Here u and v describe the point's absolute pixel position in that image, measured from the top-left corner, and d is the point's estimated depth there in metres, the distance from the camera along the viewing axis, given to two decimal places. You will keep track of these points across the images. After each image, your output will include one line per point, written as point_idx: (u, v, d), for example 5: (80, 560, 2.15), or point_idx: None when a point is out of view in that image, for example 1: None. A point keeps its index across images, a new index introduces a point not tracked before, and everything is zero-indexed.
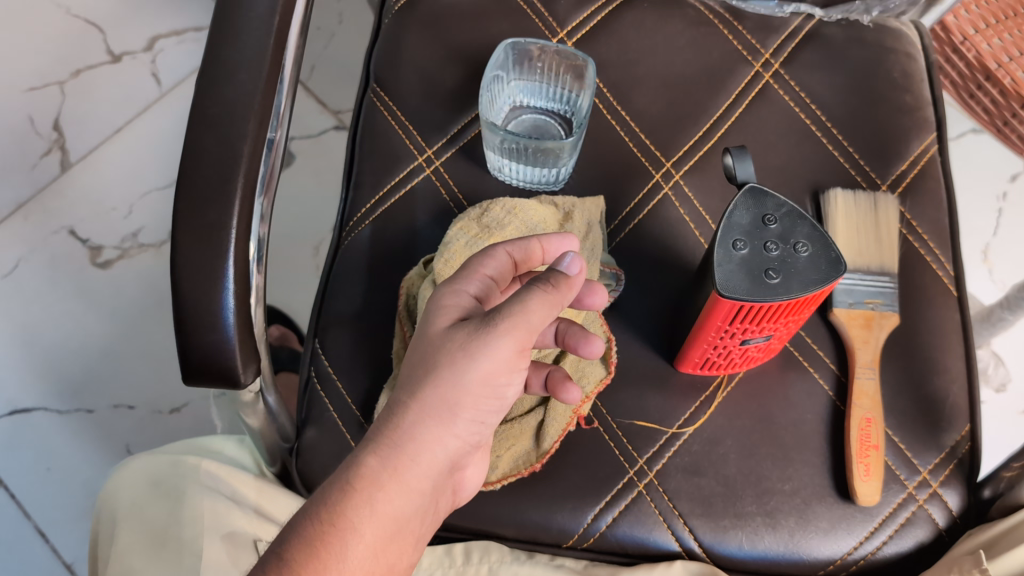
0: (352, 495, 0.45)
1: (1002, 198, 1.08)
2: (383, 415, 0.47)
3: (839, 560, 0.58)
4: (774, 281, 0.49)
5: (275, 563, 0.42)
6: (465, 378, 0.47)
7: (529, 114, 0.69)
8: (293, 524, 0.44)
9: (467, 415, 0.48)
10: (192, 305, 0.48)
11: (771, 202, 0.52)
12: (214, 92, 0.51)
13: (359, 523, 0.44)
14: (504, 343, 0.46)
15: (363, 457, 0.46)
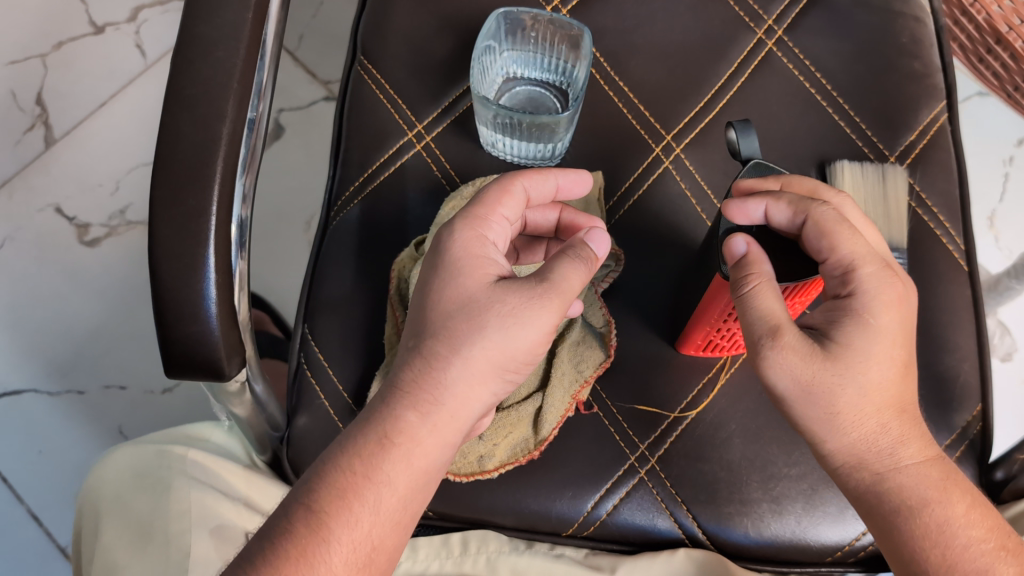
0: (390, 450, 0.44)
1: (1008, 163, 1.05)
2: (421, 362, 0.46)
3: (847, 547, 0.56)
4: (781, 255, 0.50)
5: (309, 514, 0.43)
6: (517, 343, 0.46)
7: (522, 86, 0.66)
8: (328, 472, 0.44)
9: (508, 374, 0.47)
10: (172, 296, 0.46)
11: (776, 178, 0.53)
12: (191, 71, 0.48)
13: (394, 477, 0.44)
14: (549, 316, 0.46)
15: (401, 409, 0.45)
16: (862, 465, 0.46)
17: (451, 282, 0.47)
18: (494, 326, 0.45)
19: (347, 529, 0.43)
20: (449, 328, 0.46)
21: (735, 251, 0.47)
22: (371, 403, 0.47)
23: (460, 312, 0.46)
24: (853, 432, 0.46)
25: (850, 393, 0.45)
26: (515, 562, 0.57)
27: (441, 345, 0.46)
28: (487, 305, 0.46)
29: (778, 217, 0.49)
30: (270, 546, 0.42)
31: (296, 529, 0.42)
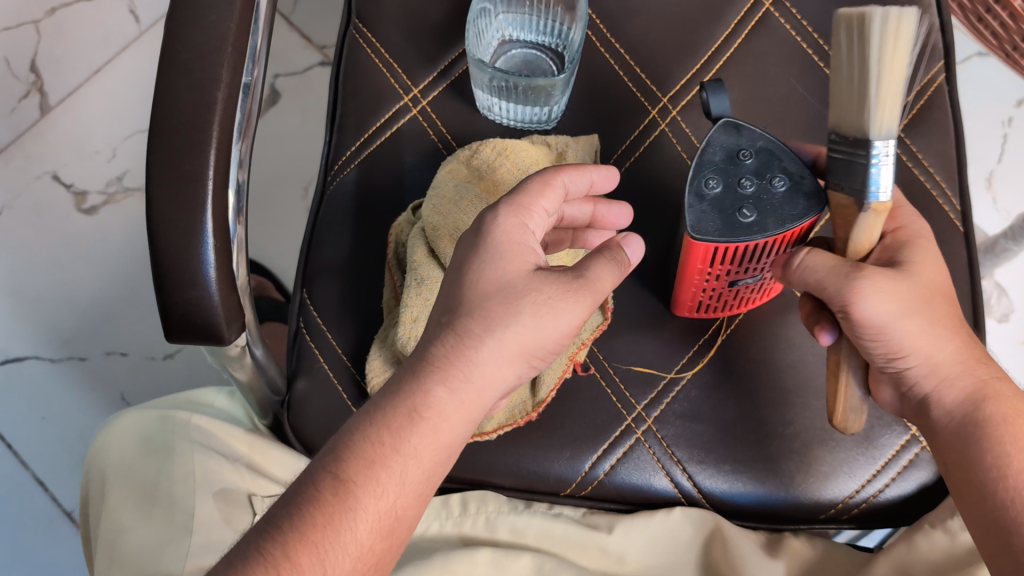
0: (418, 423, 0.43)
1: (1007, 123, 1.04)
2: (454, 340, 0.45)
3: (843, 503, 0.57)
4: (748, 221, 0.48)
5: (335, 481, 0.42)
6: (547, 332, 0.46)
7: (518, 49, 0.66)
8: (356, 441, 0.43)
9: (535, 360, 0.47)
10: (171, 261, 0.46)
11: (750, 135, 0.51)
12: (185, 36, 0.48)
13: (420, 449, 0.43)
14: (580, 312, 0.47)
15: (430, 384, 0.44)
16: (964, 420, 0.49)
17: (489, 266, 0.47)
18: (527, 313, 0.46)
19: (374, 499, 0.42)
20: (483, 309, 0.46)
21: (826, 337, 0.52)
22: (397, 375, 0.46)
23: (498, 296, 0.46)
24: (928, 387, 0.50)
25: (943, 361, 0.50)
26: (514, 522, 0.57)
27: (474, 325, 0.45)
28: (523, 292, 0.46)
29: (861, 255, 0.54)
30: (298, 513, 0.41)
31: (323, 495, 0.42)
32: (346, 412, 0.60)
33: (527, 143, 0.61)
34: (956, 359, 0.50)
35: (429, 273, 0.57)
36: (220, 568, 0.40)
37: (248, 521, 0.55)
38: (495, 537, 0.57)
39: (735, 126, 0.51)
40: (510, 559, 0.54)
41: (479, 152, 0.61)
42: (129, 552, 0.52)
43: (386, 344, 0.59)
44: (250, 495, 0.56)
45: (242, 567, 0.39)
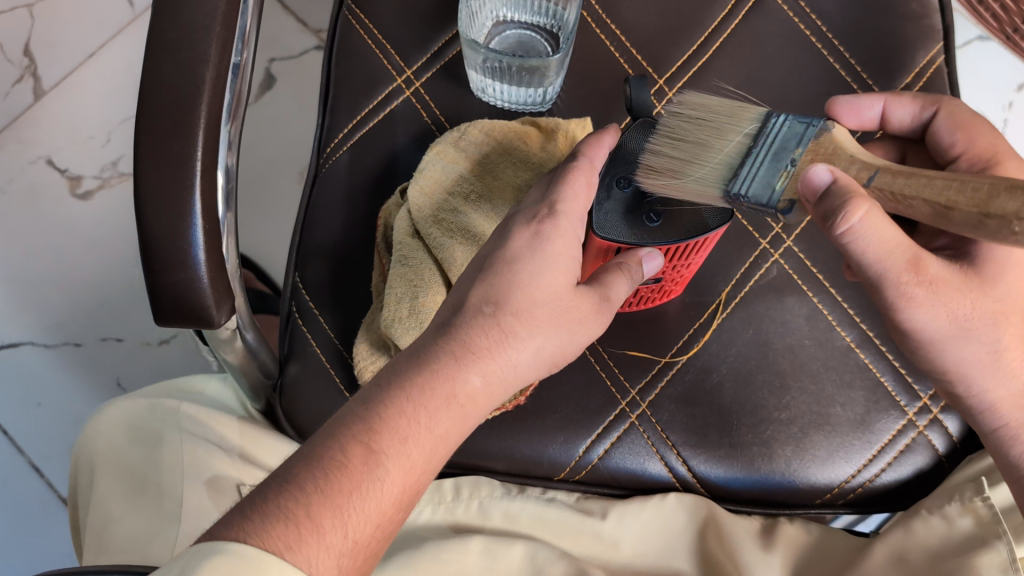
0: (454, 407, 0.42)
1: (1008, 108, 1.04)
2: (497, 333, 0.44)
3: (837, 488, 0.57)
4: (654, 226, 0.48)
5: (365, 450, 0.39)
6: (567, 344, 0.47)
7: (512, 30, 0.65)
8: (391, 415, 0.40)
9: (551, 370, 0.48)
10: (159, 243, 0.46)
11: (778, 126, 0.44)
12: (172, 14, 0.48)
13: (448, 433, 0.42)
14: (597, 328, 0.47)
15: (470, 372, 0.43)
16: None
17: (534, 275, 0.45)
18: (561, 328, 0.46)
19: (400, 474, 0.40)
20: (531, 308, 0.45)
21: (816, 181, 0.40)
22: (427, 351, 0.44)
23: (543, 301, 0.45)
24: (877, 266, 0.42)
25: (988, 341, 0.47)
26: (507, 507, 0.57)
27: (519, 324, 0.44)
28: (565, 305, 0.46)
29: (896, 118, 0.54)
30: (323, 476, 0.38)
31: (351, 461, 0.39)
32: (340, 398, 0.59)
33: (516, 123, 0.59)
34: (958, 316, 0.45)
35: (414, 255, 0.56)
36: (235, 517, 0.35)
37: None
38: (487, 521, 0.56)
39: (757, 122, 0.45)
40: (502, 547, 0.54)
41: (468, 134, 0.59)
42: (115, 543, 0.52)
43: (372, 329, 0.58)
44: (239, 483, 0.56)
45: (263, 518, 0.35)
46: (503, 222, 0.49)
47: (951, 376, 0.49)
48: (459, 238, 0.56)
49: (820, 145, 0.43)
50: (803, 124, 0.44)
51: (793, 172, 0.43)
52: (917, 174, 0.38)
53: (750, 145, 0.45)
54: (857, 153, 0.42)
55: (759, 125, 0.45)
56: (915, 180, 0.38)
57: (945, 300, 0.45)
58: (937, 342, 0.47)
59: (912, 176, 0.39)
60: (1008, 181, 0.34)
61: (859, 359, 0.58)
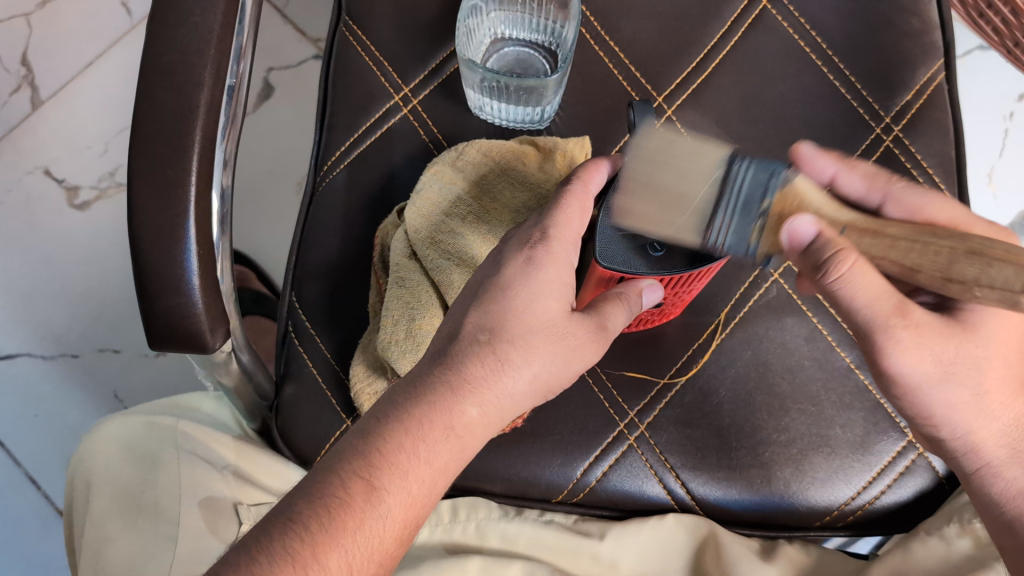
0: (453, 440, 0.42)
1: (1009, 118, 1.03)
2: (493, 361, 0.43)
3: (838, 510, 0.56)
4: (657, 256, 0.46)
5: (366, 486, 0.39)
6: (565, 370, 0.46)
7: (510, 47, 0.64)
8: (390, 449, 0.40)
9: (548, 396, 0.47)
10: (155, 269, 0.45)
11: (742, 175, 0.42)
12: (167, 37, 0.47)
13: (447, 465, 0.42)
14: (593, 355, 0.47)
15: (467, 402, 0.42)
16: (1016, 457, 0.47)
17: (529, 301, 0.44)
18: (560, 356, 0.45)
19: (401, 508, 0.40)
20: (528, 335, 0.44)
21: (802, 234, 0.41)
22: (424, 381, 0.43)
23: (539, 329, 0.44)
24: (863, 312, 0.42)
25: (984, 371, 0.45)
26: (504, 529, 0.57)
27: (516, 352, 0.44)
28: (563, 330, 0.45)
29: (844, 192, 0.50)
30: (326, 514, 0.38)
31: (352, 499, 0.39)
32: (337, 419, 0.59)
33: (512, 142, 0.59)
34: (945, 359, 0.44)
35: (411, 276, 0.56)
36: (242, 557, 0.36)
37: (234, 531, 0.55)
38: (485, 544, 0.57)
39: (721, 167, 0.42)
40: (499, 565, 0.54)
41: (465, 154, 0.59)
42: (112, 565, 0.51)
43: (369, 350, 0.58)
44: (236, 503, 0.56)
45: (270, 561, 0.36)
46: (496, 247, 0.48)
47: (932, 421, 0.47)
48: (455, 261, 0.56)
49: (785, 197, 0.42)
50: (768, 170, 0.42)
51: (765, 223, 0.43)
52: (881, 234, 0.41)
53: (718, 194, 0.42)
54: (821, 204, 0.43)
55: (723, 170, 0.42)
56: (885, 240, 0.41)
57: (930, 345, 0.44)
58: (922, 387, 0.45)
59: (879, 236, 0.41)
60: (966, 247, 0.37)
61: (859, 380, 0.58)
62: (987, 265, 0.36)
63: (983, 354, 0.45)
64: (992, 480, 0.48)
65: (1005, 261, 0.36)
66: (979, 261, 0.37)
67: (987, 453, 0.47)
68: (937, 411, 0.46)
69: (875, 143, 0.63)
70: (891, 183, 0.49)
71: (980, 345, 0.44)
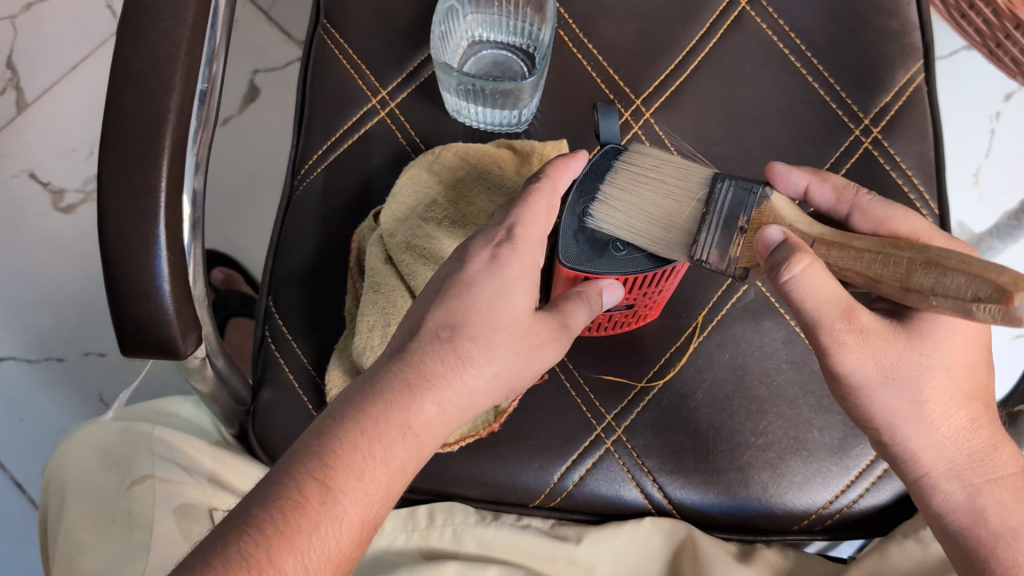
0: (411, 439, 0.41)
1: (995, 118, 1.03)
2: (453, 359, 0.43)
3: (815, 514, 0.56)
4: (621, 256, 0.47)
5: (321, 488, 0.39)
6: (527, 370, 0.46)
7: (488, 50, 0.64)
8: (346, 450, 0.40)
9: (510, 395, 0.47)
10: (125, 275, 0.45)
11: (726, 192, 0.45)
12: (136, 42, 0.47)
13: (405, 464, 0.41)
14: (556, 354, 0.47)
15: (425, 401, 0.42)
16: (956, 471, 0.46)
17: (497, 305, 0.44)
18: (523, 356, 0.45)
19: (357, 509, 0.40)
20: (490, 334, 0.44)
21: (769, 242, 0.42)
22: (380, 378, 0.42)
23: (503, 330, 0.44)
24: (813, 311, 0.42)
25: (937, 380, 0.45)
26: (481, 535, 0.56)
27: (478, 351, 0.43)
28: (525, 331, 0.45)
29: (818, 203, 0.50)
30: (281, 516, 0.38)
31: (307, 501, 0.38)
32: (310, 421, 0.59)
33: (489, 145, 0.59)
34: (887, 365, 0.45)
35: (386, 280, 0.55)
36: (199, 563, 0.36)
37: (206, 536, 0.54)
38: (461, 549, 0.56)
39: (707, 186, 0.45)
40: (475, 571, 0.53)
41: (441, 157, 0.58)
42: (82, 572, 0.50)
43: (345, 353, 0.58)
44: (210, 509, 0.56)
45: (225, 566, 0.36)
46: (463, 245, 0.48)
47: (875, 423, 0.47)
48: (428, 263, 0.55)
49: (763, 212, 0.44)
50: (745, 188, 0.44)
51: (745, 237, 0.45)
52: (847, 245, 0.41)
53: (703, 213, 0.45)
54: (795, 220, 0.44)
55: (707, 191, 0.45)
56: (849, 252, 0.40)
57: (876, 351, 0.44)
58: (863, 390, 0.46)
59: (844, 249, 0.41)
60: (924, 258, 0.37)
61: None
62: (942, 274, 0.35)
63: (928, 365, 0.45)
64: (932, 491, 0.47)
65: (959, 269, 0.35)
66: (936, 272, 0.36)
67: (926, 463, 0.47)
68: (876, 415, 0.46)
69: (856, 144, 0.62)
70: (860, 195, 0.49)
71: (924, 354, 0.44)
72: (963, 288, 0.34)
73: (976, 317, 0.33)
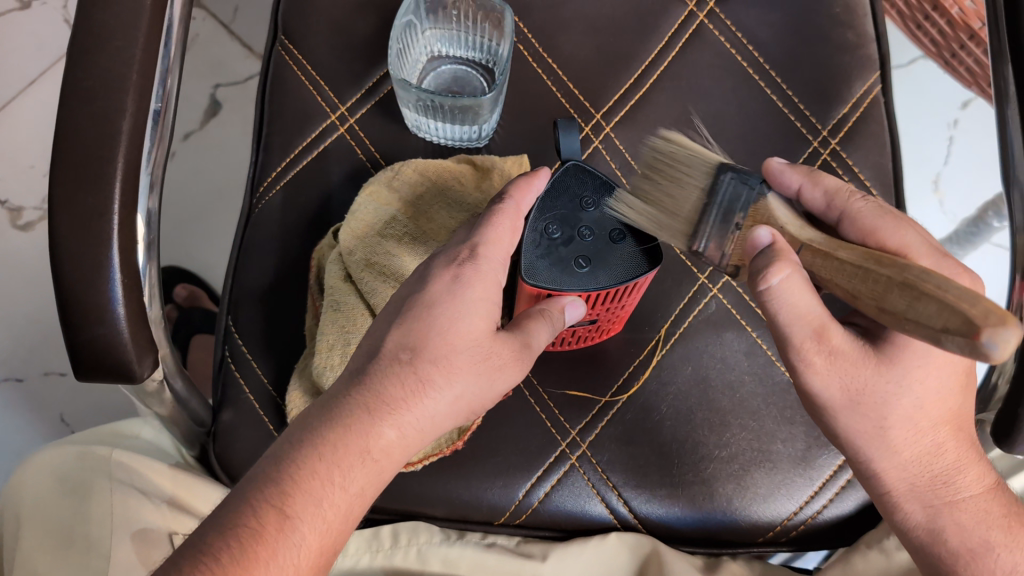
0: (370, 464, 0.41)
1: (953, 126, 1.04)
2: (413, 382, 0.43)
3: (781, 525, 0.56)
4: (583, 273, 0.47)
5: (279, 515, 0.38)
6: (489, 392, 0.45)
7: (447, 65, 0.64)
8: (303, 476, 0.39)
9: (471, 417, 0.47)
10: (77, 299, 0.44)
11: (727, 186, 0.45)
12: (86, 61, 0.46)
13: (365, 490, 0.41)
14: (517, 375, 0.47)
15: (385, 425, 0.41)
16: (916, 492, 0.46)
17: (458, 324, 0.44)
18: (483, 377, 0.45)
19: (316, 536, 0.39)
20: (450, 356, 0.43)
21: (757, 243, 0.42)
22: (338, 402, 0.42)
23: (463, 351, 0.44)
24: (790, 326, 0.43)
25: (902, 407, 0.45)
26: (446, 553, 0.56)
27: (437, 373, 0.43)
28: (485, 351, 0.45)
29: (809, 207, 0.49)
30: (238, 545, 0.37)
31: (265, 528, 0.38)
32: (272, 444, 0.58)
33: (449, 161, 0.59)
34: (853, 389, 0.45)
35: (346, 300, 0.55)
36: None
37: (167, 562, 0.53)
38: (426, 569, 0.55)
39: (711, 176, 0.45)
40: None
41: (401, 173, 0.58)
42: None
43: (306, 374, 0.57)
44: (171, 533, 0.54)
45: None
46: (423, 263, 0.47)
47: (842, 440, 0.47)
48: (389, 281, 0.55)
49: (757, 212, 0.44)
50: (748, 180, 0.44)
51: (742, 234, 0.45)
52: (830, 256, 0.40)
53: (704, 205, 0.45)
54: (787, 221, 0.44)
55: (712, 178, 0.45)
56: (832, 263, 0.40)
57: (843, 372, 0.45)
58: (830, 410, 0.46)
59: (828, 259, 0.40)
60: (902, 279, 0.36)
61: None
62: (915, 298, 0.34)
63: (896, 393, 0.45)
64: (895, 507, 0.47)
65: (932, 296, 0.33)
66: (909, 294, 0.35)
67: (889, 482, 0.47)
68: (842, 434, 0.47)
69: (814, 155, 0.63)
70: (852, 200, 0.47)
71: (893, 382, 0.44)
72: (932, 315, 0.33)
73: (945, 346, 0.33)
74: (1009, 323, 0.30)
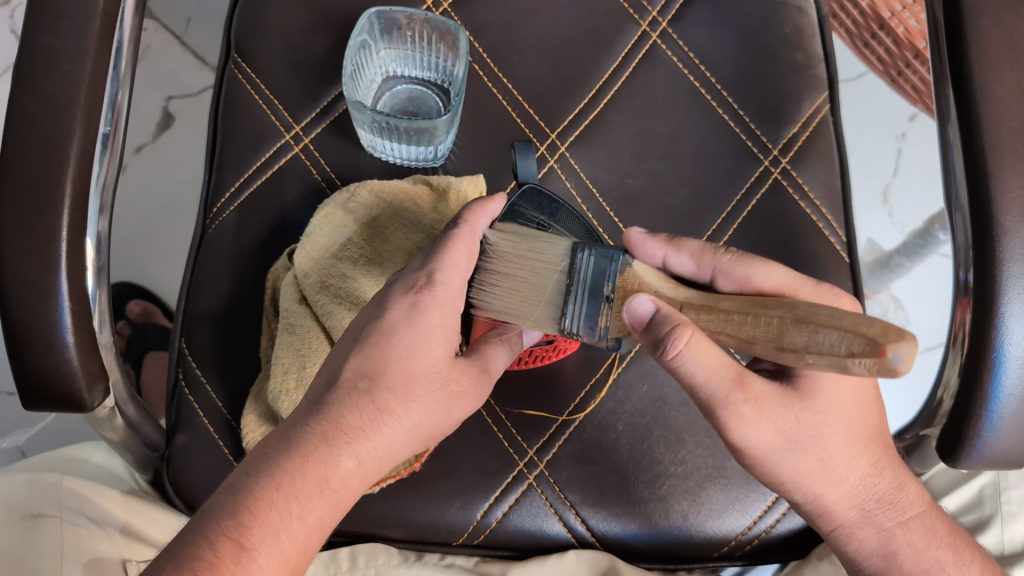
0: (327, 494, 0.41)
1: (901, 139, 1.06)
2: (371, 411, 0.43)
3: (735, 539, 0.57)
4: None
5: (236, 547, 0.38)
6: (447, 419, 0.46)
7: (402, 85, 0.64)
8: (260, 507, 0.39)
9: (429, 444, 0.47)
10: (25, 326, 0.43)
11: (588, 264, 0.44)
12: (32, 87, 0.46)
13: (323, 520, 0.41)
14: (475, 401, 0.47)
15: (343, 455, 0.41)
16: (868, 517, 0.47)
17: (414, 350, 0.44)
18: (441, 404, 0.45)
19: (274, 569, 0.39)
20: (408, 384, 0.43)
21: (640, 313, 0.41)
22: (295, 432, 0.42)
23: (421, 378, 0.44)
24: (707, 388, 0.42)
25: (834, 435, 0.46)
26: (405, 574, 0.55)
27: (396, 401, 0.43)
28: (444, 377, 0.45)
29: (679, 272, 0.50)
30: None
31: (222, 562, 0.37)
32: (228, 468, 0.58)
33: (405, 183, 0.59)
34: (786, 431, 0.45)
35: (300, 321, 0.54)
36: None
37: None
38: None
39: (568, 256, 0.45)
40: None
41: (357, 195, 0.58)
42: None
43: (261, 398, 0.56)
44: (125, 560, 0.53)
45: None
46: (381, 289, 0.47)
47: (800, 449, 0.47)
48: (345, 304, 0.55)
49: (627, 279, 0.44)
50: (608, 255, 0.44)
51: (613, 307, 0.44)
52: (715, 308, 0.40)
53: (567, 285, 0.45)
54: (659, 285, 0.43)
55: (569, 259, 0.45)
56: (717, 314, 0.40)
57: (771, 418, 0.45)
58: (768, 457, 0.46)
59: (712, 312, 0.40)
60: (794, 316, 0.35)
61: None
62: (813, 331, 0.34)
63: (825, 423, 0.45)
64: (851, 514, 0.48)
65: (829, 325, 0.33)
66: (806, 329, 0.34)
67: (861, 488, 0.47)
68: (787, 477, 0.47)
69: (765, 175, 0.64)
70: (718, 256, 0.49)
71: (817, 413, 0.45)
72: (835, 344, 0.32)
73: (853, 372, 0.32)
74: (906, 337, 0.30)
